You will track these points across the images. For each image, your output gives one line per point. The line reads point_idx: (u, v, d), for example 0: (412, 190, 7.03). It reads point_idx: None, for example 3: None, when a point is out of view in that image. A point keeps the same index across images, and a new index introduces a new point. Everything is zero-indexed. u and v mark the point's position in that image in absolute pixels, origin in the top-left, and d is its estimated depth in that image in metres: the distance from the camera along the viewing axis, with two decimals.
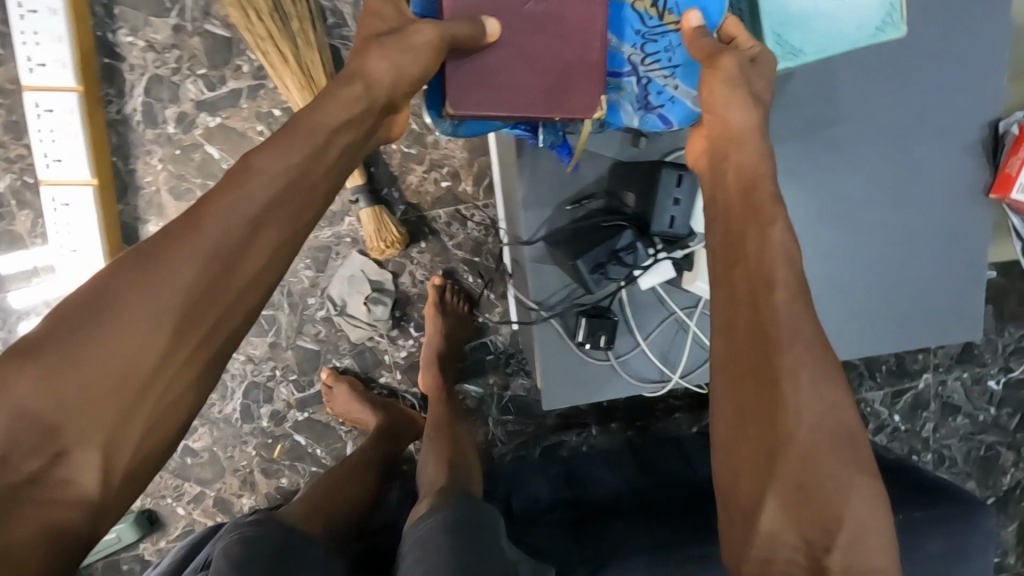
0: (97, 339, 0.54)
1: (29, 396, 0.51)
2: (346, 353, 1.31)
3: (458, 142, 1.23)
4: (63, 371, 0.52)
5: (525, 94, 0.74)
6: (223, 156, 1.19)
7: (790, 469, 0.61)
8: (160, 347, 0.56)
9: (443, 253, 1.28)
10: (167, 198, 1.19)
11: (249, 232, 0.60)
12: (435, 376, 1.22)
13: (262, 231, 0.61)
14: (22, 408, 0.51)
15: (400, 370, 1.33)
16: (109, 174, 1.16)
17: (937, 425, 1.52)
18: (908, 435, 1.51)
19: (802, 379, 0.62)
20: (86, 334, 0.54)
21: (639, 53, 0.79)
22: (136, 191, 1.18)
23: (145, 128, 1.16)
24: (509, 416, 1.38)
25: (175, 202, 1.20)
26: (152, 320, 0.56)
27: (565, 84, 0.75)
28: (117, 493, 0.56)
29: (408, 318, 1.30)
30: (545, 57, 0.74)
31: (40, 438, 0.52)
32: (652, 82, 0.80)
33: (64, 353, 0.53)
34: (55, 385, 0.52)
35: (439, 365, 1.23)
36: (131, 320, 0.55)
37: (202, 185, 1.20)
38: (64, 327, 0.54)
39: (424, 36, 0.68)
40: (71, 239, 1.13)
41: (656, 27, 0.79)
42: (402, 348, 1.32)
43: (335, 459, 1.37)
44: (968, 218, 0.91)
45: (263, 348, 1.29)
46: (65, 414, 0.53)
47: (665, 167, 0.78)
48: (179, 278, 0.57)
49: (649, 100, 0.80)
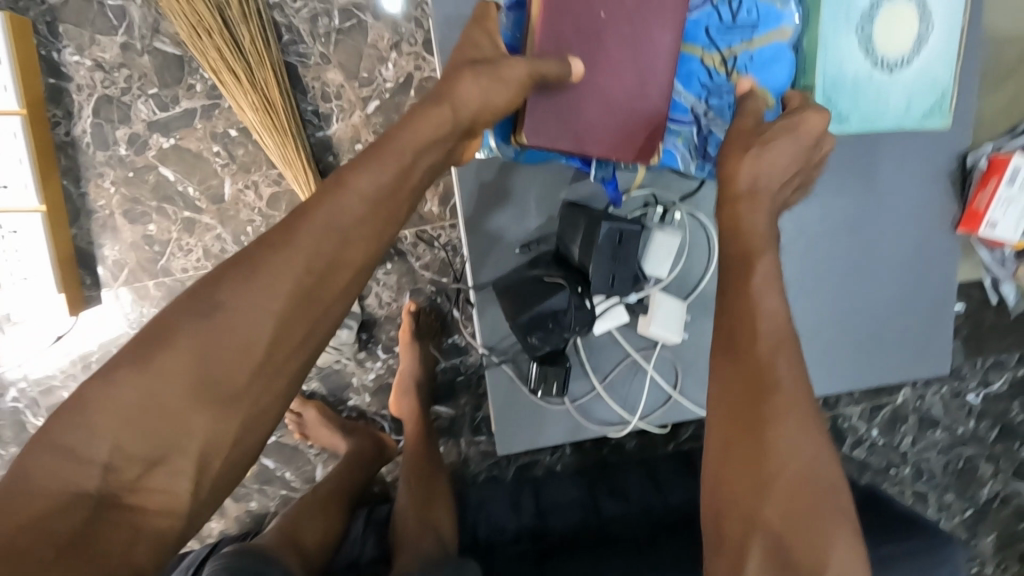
0: (175, 360, 0.56)
1: (106, 413, 0.54)
2: (311, 376, 1.28)
3: None
4: (126, 388, 0.55)
5: (593, 127, 0.73)
6: (180, 178, 1.15)
7: (775, 511, 0.58)
8: (243, 369, 0.58)
9: (410, 273, 1.25)
10: (122, 222, 1.16)
11: (327, 258, 0.60)
12: (414, 404, 1.21)
13: (338, 253, 0.60)
14: (100, 415, 0.54)
15: (369, 393, 1.30)
16: (59, 198, 1.12)
17: (915, 438, 1.51)
18: (886, 449, 1.51)
19: (794, 435, 0.59)
20: (162, 353, 0.56)
21: (702, 106, 0.80)
22: (89, 215, 1.15)
23: (96, 150, 1.13)
24: (482, 436, 1.36)
25: (131, 225, 1.16)
26: (227, 348, 0.57)
27: (631, 121, 0.74)
28: (197, 510, 0.58)
29: (376, 340, 1.27)
30: (620, 90, 0.73)
31: (108, 473, 0.54)
32: (708, 133, 0.80)
33: (149, 367, 0.55)
34: (132, 393, 0.55)
35: (420, 393, 1.22)
36: (198, 345, 0.56)
37: (159, 208, 1.16)
38: (148, 343, 0.56)
39: (517, 71, 0.66)
40: (17, 267, 1.09)
41: (722, 83, 0.79)
42: (370, 371, 1.29)
43: (305, 483, 1.35)
44: (938, 261, 0.92)
45: None
46: (148, 416, 0.55)
47: (603, 224, 0.73)
48: (178, 319, 0.57)
49: (706, 149, 0.81)
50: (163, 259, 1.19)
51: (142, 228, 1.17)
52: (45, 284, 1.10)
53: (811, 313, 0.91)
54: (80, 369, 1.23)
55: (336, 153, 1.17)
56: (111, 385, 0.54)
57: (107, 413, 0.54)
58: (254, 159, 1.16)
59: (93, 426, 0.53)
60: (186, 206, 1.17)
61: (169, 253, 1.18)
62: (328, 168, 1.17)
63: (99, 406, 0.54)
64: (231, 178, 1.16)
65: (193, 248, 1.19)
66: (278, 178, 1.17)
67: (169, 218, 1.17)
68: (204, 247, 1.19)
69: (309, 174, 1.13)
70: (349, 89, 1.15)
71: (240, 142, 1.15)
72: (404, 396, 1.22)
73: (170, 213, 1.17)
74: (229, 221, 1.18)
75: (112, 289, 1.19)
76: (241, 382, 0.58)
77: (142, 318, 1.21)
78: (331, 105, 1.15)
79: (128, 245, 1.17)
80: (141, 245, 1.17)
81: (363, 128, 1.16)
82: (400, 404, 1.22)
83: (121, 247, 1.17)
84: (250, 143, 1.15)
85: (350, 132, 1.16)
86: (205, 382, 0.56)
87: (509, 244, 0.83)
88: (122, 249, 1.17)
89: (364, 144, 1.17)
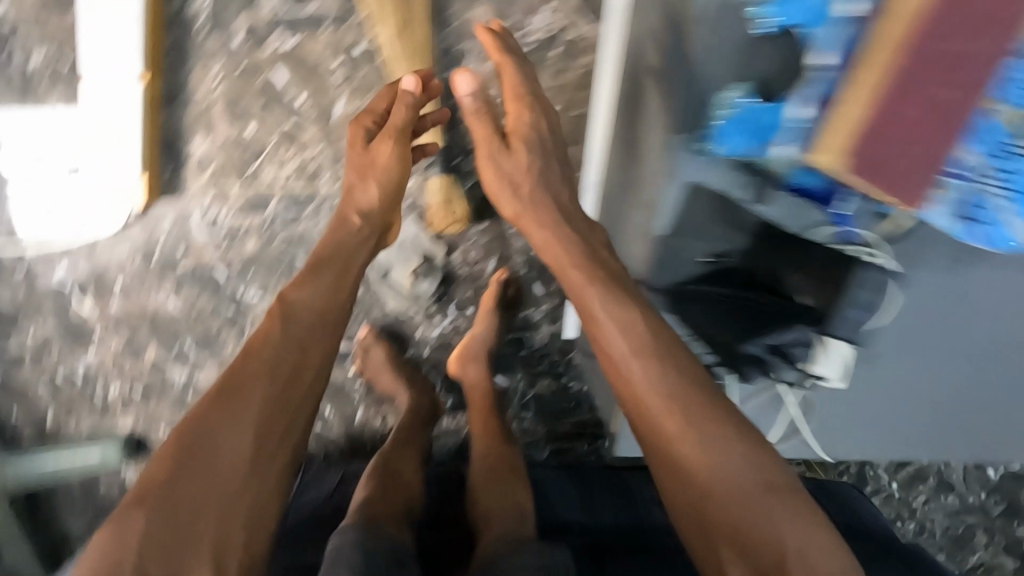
0: (198, 465, 0.65)
1: (150, 536, 0.60)
2: (377, 318, 1.24)
3: None
4: (151, 520, 0.61)
5: (881, 158, 0.55)
6: (291, 86, 1.07)
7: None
8: (237, 460, 0.67)
9: (502, 238, 1.20)
10: (220, 118, 1.08)
11: (288, 370, 0.75)
12: (484, 370, 1.18)
13: (303, 358, 0.77)
14: (196, 486, 0.64)
15: (429, 348, 1.27)
16: (159, 76, 1.03)
17: (928, 498, 1.56)
18: (899, 503, 1.55)
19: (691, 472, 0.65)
20: (216, 447, 0.66)
21: (987, 164, 0.55)
22: (185, 102, 1.06)
23: (210, 35, 1.04)
24: (528, 414, 1.34)
25: (227, 124, 1.08)
26: (231, 435, 0.68)
27: (928, 156, 0.55)
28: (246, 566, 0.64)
29: (451, 298, 1.23)
30: (935, 110, 0.53)
31: (181, 535, 0.61)
32: (981, 199, 0.57)
33: (175, 467, 0.64)
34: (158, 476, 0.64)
35: (489, 361, 1.19)
36: (165, 460, 0.65)
37: (261, 112, 1.08)
38: (224, 409, 0.69)
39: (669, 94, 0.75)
40: (105, 141, 1.01)
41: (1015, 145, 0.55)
42: (436, 327, 1.25)
43: (342, 423, 1.31)
44: None
45: None
46: (229, 471, 0.66)
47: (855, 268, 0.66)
48: (245, 385, 0.71)
49: (976, 215, 0.58)
50: (254, 166, 1.11)
51: (238, 129, 1.09)
52: (129, 162, 1.03)
53: (940, 384, 0.77)
54: (139, 262, 1.16)
55: None
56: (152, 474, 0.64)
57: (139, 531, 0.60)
58: (373, 84, 1.07)
59: (199, 501, 0.63)
60: (290, 116, 1.09)
61: (262, 162, 1.11)
62: (449, 111, 1.10)
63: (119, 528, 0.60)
64: (345, 98, 1.08)
65: (289, 163, 1.11)
66: None
67: (270, 124, 1.09)
68: (300, 164, 1.11)
69: (432, 113, 1.05)
70: None
71: (363, 62, 1.06)
72: (472, 361, 1.19)
73: (272, 121, 1.09)
74: (333, 144, 1.11)
75: (192, 186, 1.11)
76: (247, 458, 0.67)
77: (217, 223, 1.14)
78: (468, 45, 1.07)
79: (220, 144, 1.09)
80: (233, 147, 1.10)
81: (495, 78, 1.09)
82: (467, 368, 1.19)
83: (211, 144, 1.09)
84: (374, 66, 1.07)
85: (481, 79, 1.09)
86: (197, 468, 0.65)
87: (697, 250, 0.68)
88: (212, 146, 1.09)
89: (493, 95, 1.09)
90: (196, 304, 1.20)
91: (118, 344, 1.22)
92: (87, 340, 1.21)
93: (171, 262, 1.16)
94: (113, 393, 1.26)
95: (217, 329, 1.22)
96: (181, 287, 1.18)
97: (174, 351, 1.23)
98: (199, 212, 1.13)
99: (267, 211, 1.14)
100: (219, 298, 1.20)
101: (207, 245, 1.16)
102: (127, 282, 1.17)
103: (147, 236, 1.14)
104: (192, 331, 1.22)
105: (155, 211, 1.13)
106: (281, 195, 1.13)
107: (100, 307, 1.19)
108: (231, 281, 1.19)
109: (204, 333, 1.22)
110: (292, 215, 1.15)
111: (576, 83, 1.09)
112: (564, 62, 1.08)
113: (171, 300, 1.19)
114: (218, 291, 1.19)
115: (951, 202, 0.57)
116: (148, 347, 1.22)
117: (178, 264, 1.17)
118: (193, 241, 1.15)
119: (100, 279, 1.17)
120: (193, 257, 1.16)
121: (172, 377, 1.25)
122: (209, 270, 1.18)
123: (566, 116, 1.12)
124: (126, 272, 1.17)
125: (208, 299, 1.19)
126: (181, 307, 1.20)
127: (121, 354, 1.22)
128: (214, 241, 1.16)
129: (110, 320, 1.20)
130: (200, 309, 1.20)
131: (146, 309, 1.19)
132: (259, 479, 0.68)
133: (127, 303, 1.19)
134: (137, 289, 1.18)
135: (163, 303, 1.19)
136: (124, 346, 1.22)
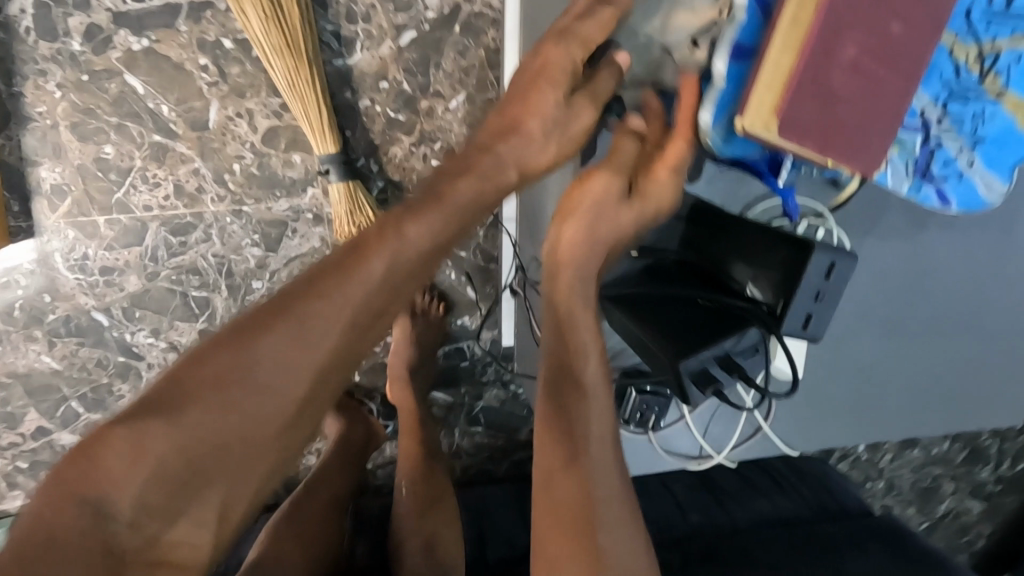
0: (225, 389, 0.51)
1: (199, 411, 0.50)
2: None
3: (458, 113, 1.00)
4: (207, 412, 0.51)
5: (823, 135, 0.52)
6: (151, 92, 0.91)
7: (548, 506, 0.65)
8: (270, 430, 0.52)
9: None
10: (68, 138, 0.91)
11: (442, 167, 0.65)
12: (407, 390, 1.05)
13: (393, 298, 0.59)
14: (249, 396, 0.52)
15: (359, 371, 1.14)
16: None
17: (895, 456, 1.55)
18: (868, 465, 1.54)
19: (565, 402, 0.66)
20: (303, 359, 0.53)
21: (934, 116, 0.59)
22: (22, 125, 0.90)
23: (39, 40, 0.87)
24: (478, 428, 1.23)
25: (79, 143, 0.92)
26: (274, 424, 0.53)
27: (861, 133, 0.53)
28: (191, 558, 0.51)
29: None
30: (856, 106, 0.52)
31: (208, 445, 0.50)
32: (927, 153, 0.60)
33: (116, 456, 0.48)
34: (108, 509, 0.47)
35: (415, 379, 1.07)
36: (304, 373, 0.54)
37: (119, 126, 0.92)
38: (226, 388, 0.51)
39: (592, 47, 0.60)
40: None
41: (919, 129, 0.59)
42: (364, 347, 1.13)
43: None
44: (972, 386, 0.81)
45: (191, 335, 1.05)
46: (225, 463, 0.51)
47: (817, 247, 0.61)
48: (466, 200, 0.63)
49: (926, 169, 0.61)
50: (119, 191, 0.95)
51: (94, 149, 0.92)
52: None
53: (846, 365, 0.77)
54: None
55: (356, 89, 0.96)
56: (89, 475, 0.47)
57: (173, 429, 0.49)
58: (250, 82, 0.93)
59: (219, 422, 0.51)
60: (155, 128, 0.93)
61: (131, 187, 0.95)
62: (344, 106, 0.97)
63: (117, 464, 0.48)
64: (219, 103, 0.93)
65: (163, 183, 0.96)
66: (278, 109, 0.95)
67: (132, 141, 0.93)
68: (177, 183, 0.96)
69: (321, 109, 0.91)
70: (380, 13, 0.94)
71: (234, 57, 0.91)
72: (397, 380, 1.06)
73: (134, 136, 0.93)
74: (212, 156, 0.96)
75: (48, 222, 0.95)
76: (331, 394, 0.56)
77: (86, 261, 0.98)
78: (356, 28, 0.94)
79: (74, 168, 0.93)
80: (90, 170, 0.93)
81: (392, 64, 0.96)
82: (391, 391, 1.06)
83: (64, 169, 0.93)
84: (248, 62, 0.92)
85: (376, 65, 0.96)
86: (283, 354, 0.53)
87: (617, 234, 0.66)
88: (66, 173, 0.93)
89: (391, 84, 0.97)
90: (76, 357, 1.03)
91: None
92: None
93: (38, 312, 0.99)
94: None
95: (108, 381, 1.06)
96: (55, 339, 1.01)
97: (59, 412, 1.06)
98: (63, 250, 0.97)
99: (144, 241, 0.99)
100: (104, 346, 1.04)
101: (79, 288, 0.99)
102: None
103: (2, 285, 0.97)
104: (78, 387, 1.05)
105: (8, 255, 0.96)
106: (160, 222, 0.98)
107: None
108: (115, 325, 1.03)
109: (93, 387, 1.06)
110: (176, 243, 1.00)
111: (485, 61, 0.98)
112: (468, 39, 0.97)
113: (45, 355, 1.02)
114: (101, 338, 1.03)
115: (894, 160, 0.60)
116: (26, 411, 1.05)
117: (48, 312, 1.00)
118: (61, 286, 0.99)
119: None
120: (65, 303, 1.00)
121: (62, 442, 1.08)
122: (86, 316, 1.01)
123: (479, 99, 0.99)
124: None
125: (91, 348, 1.03)
126: (59, 361, 1.03)
127: None
128: (85, 281, 0.99)
129: None
130: (82, 360, 1.04)
131: (17, 368, 1.02)
132: (227, 490, 0.51)
133: None
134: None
135: (37, 359, 1.02)
136: None
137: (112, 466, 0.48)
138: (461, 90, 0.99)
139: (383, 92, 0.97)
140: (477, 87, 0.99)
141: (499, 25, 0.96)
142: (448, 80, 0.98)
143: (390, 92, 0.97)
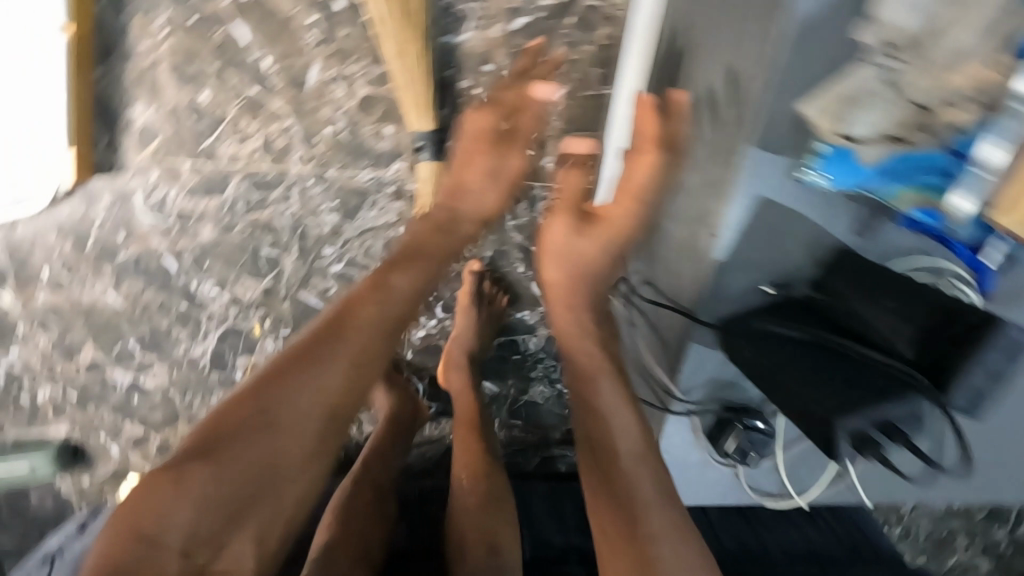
0: (262, 438, 0.64)
1: (205, 479, 0.61)
2: None
3: (556, 107, 0.98)
4: (208, 479, 0.62)
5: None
6: (257, 43, 0.90)
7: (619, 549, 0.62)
8: (304, 449, 0.66)
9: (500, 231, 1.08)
10: (167, 79, 0.90)
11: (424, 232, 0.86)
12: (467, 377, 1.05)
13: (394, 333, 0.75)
14: (262, 455, 0.64)
15: (412, 350, 1.14)
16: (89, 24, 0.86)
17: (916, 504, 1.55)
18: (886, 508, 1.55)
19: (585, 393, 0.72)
20: (275, 439, 0.64)
21: None
22: (124, 59, 0.89)
23: None
24: (517, 422, 1.23)
25: (176, 85, 0.90)
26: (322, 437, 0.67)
27: None
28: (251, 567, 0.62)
29: (440, 297, 1.11)
30: None
31: (220, 502, 0.61)
32: None
33: (153, 504, 0.59)
34: (189, 516, 0.60)
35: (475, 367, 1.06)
36: (317, 408, 0.67)
37: (218, 74, 0.90)
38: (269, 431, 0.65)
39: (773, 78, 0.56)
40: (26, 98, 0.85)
41: None
42: (422, 327, 1.12)
43: None
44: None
45: (256, 292, 1.05)
46: (266, 474, 0.64)
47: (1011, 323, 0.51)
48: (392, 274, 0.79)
49: None
50: (209, 139, 0.94)
51: (190, 94, 0.91)
52: (53, 133, 0.86)
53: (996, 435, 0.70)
54: (71, 247, 0.98)
55: (459, 68, 0.94)
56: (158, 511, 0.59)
57: (190, 495, 0.60)
58: (356, 46, 0.91)
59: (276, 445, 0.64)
60: (254, 81, 0.91)
61: (221, 136, 0.94)
62: (445, 83, 0.95)
63: (171, 503, 0.60)
64: (322, 63, 0.91)
65: (253, 137, 0.95)
66: (379, 78, 0.93)
67: (229, 90, 0.91)
68: (267, 139, 0.95)
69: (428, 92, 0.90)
70: None
71: (344, 19, 0.89)
72: (456, 366, 1.06)
73: (231, 85, 0.91)
74: (306, 116, 0.94)
75: (134, 160, 0.94)
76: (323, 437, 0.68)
77: (165, 204, 0.97)
78: (471, 5, 0.91)
79: (168, 110, 0.91)
80: (183, 114, 0.92)
81: (500, 47, 0.93)
82: (447, 374, 1.06)
83: (157, 110, 0.91)
84: (358, 26, 0.90)
85: (483, 46, 0.93)
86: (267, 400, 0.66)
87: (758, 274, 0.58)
88: (159, 112, 0.91)
89: (495, 67, 0.94)
90: (140, 298, 1.03)
91: (47, 341, 1.04)
92: (8, 338, 1.03)
93: (110, 249, 0.99)
94: (44, 396, 1.09)
95: (168, 325, 1.06)
96: (123, 277, 1.01)
97: (116, 349, 1.06)
98: (144, 190, 0.96)
99: (225, 192, 0.98)
100: (169, 291, 1.03)
101: (153, 230, 0.98)
102: (57, 270, 0.99)
103: (79, 216, 0.96)
104: (137, 327, 1.05)
105: (89, 189, 0.95)
106: (244, 175, 0.97)
107: (24, 298, 1.01)
108: (183, 271, 1.02)
109: (152, 329, 1.06)
110: (255, 199, 0.99)
111: (593, 57, 0.95)
112: (580, 31, 0.94)
113: (110, 291, 1.02)
114: (167, 283, 1.03)
115: None
116: (84, 344, 1.05)
117: (119, 250, 0.99)
118: (136, 226, 0.98)
119: (21, 267, 0.98)
120: (137, 243, 0.99)
121: (114, 378, 1.09)
122: (156, 258, 1.00)
123: (579, 95, 0.98)
124: (55, 260, 0.99)
125: (156, 291, 1.03)
126: (123, 300, 1.03)
127: (51, 353, 1.05)
128: (161, 224, 0.98)
129: (37, 313, 1.02)
130: (146, 302, 1.03)
131: (82, 300, 1.02)
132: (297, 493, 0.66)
133: (57, 293, 1.01)
134: (68, 278, 1.00)
135: (102, 294, 1.02)
136: (56, 343, 1.05)
137: (245, 456, 0.64)
138: (563, 83, 0.96)
139: (486, 74, 0.95)
140: (580, 83, 0.97)
141: (613, 22, 0.93)
142: (552, 71, 0.96)
143: (492, 75, 0.95)
